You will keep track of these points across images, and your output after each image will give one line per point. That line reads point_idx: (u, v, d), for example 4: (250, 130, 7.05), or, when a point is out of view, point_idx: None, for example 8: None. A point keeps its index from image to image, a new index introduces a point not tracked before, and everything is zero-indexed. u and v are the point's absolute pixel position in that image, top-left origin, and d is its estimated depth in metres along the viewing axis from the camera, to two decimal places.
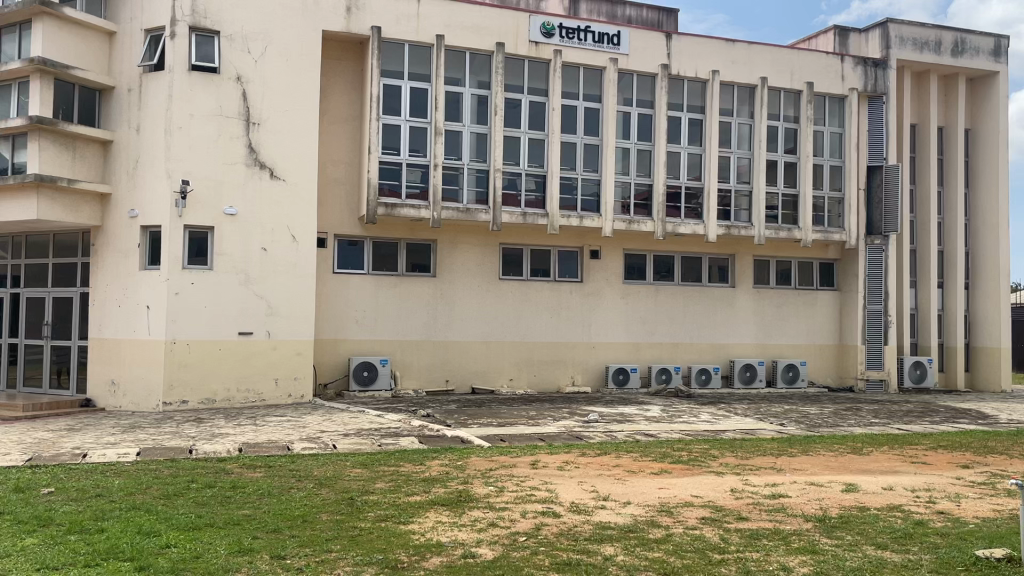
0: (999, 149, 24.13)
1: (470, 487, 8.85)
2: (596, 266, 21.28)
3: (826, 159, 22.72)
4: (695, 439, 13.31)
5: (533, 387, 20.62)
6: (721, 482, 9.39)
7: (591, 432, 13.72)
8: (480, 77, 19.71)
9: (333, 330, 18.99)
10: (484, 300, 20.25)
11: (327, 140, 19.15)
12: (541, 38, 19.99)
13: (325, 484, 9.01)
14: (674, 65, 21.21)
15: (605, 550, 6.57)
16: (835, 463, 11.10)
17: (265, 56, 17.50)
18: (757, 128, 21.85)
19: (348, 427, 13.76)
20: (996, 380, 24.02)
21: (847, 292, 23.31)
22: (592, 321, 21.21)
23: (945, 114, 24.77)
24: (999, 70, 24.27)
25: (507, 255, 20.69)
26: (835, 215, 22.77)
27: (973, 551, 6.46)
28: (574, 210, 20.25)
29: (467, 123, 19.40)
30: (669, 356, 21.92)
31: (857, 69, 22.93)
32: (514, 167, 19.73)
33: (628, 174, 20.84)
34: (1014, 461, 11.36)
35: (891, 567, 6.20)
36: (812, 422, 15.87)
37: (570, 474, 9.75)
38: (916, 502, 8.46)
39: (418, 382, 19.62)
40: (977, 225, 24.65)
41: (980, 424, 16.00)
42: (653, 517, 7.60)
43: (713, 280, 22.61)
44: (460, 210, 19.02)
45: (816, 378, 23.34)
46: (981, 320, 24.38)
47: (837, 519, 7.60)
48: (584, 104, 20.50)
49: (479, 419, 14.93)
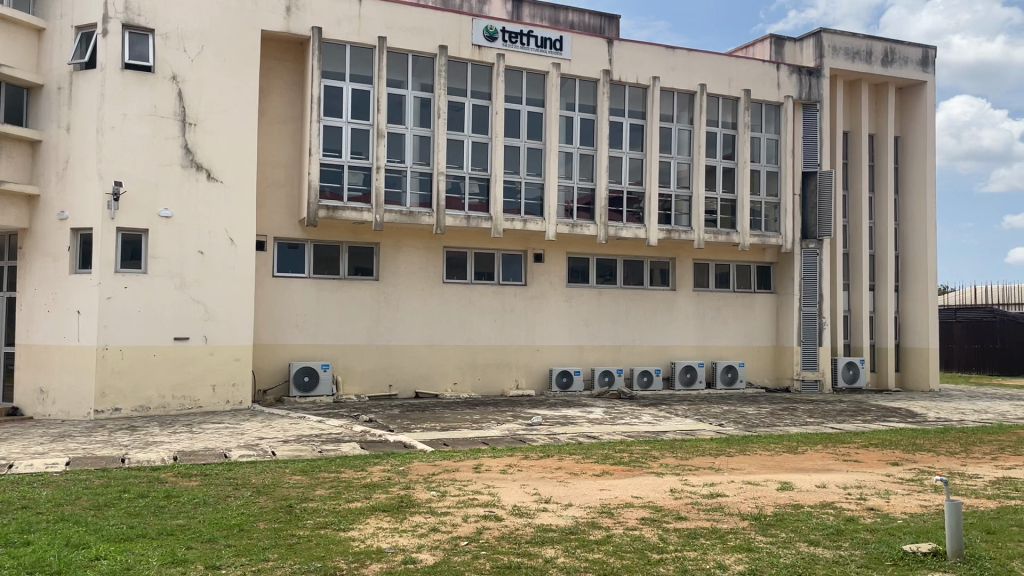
0: (926, 156, 25.00)
1: (412, 492, 8.79)
2: (539, 269, 21.37)
3: (763, 165, 23.25)
4: (636, 440, 13.46)
5: (476, 391, 20.59)
6: (661, 483, 9.53)
7: (534, 435, 13.77)
8: (423, 79, 19.65)
9: (272, 334, 18.68)
10: (428, 304, 20.15)
11: (267, 142, 18.85)
12: (483, 42, 20.03)
13: (263, 492, 8.85)
14: (616, 71, 21.45)
15: (547, 552, 6.59)
16: (771, 462, 11.34)
17: (202, 56, 17.13)
18: (697, 134, 22.25)
19: (288, 433, 13.54)
20: (924, 380, 24.86)
21: (783, 294, 23.89)
22: (536, 324, 21.30)
23: (876, 122, 25.57)
24: (926, 79, 25.15)
25: (451, 258, 20.62)
26: (771, 220, 23.35)
27: (901, 546, 6.67)
28: (517, 213, 20.28)
29: (410, 126, 19.31)
30: (612, 358, 22.14)
31: (792, 77, 23.50)
32: (457, 170, 19.70)
33: (571, 179, 20.98)
34: (940, 459, 11.76)
35: (824, 563, 6.36)
36: (750, 422, 16.19)
37: (512, 477, 9.77)
38: (847, 499, 8.71)
39: (360, 387, 19.43)
40: (906, 229, 25.49)
41: (909, 423, 16.55)
42: (594, 519, 7.66)
43: (655, 283, 22.93)
44: (403, 213, 18.91)
45: (754, 379, 23.84)
46: (911, 321, 25.23)
47: (772, 517, 7.77)
48: (528, 109, 20.60)
49: (422, 424, 14.86)
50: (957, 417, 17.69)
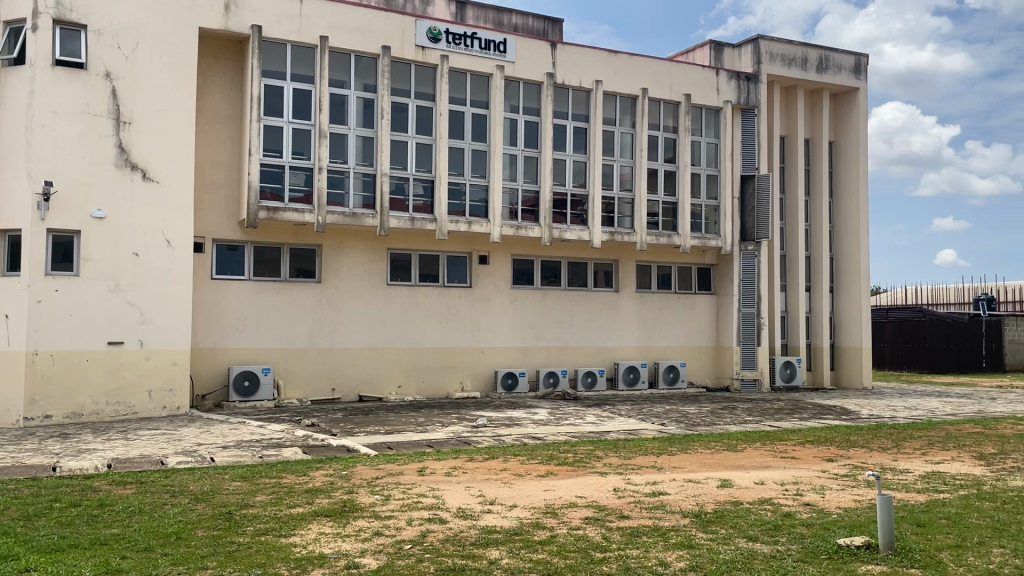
0: (859, 161, 25.78)
1: (355, 496, 8.70)
2: (484, 271, 21.38)
3: (703, 168, 23.66)
4: (580, 441, 13.55)
5: (421, 393, 20.48)
6: (605, 482, 9.61)
7: (479, 437, 13.76)
8: (366, 80, 19.49)
9: (210, 339, 18.29)
10: (371, 306, 19.98)
11: (204, 141, 18.46)
12: (427, 43, 19.97)
13: (201, 498, 8.67)
14: (559, 74, 21.60)
15: (491, 554, 6.60)
16: (711, 460, 11.56)
17: (137, 53, 16.70)
18: (639, 137, 22.55)
19: (228, 439, 13.27)
20: (858, 377, 25.60)
21: (723, 295, 24.36)
22: (481, 327, 21.28)
23: (811, 127, 26.29)
24: (859, 86, 25.94)
25: (395, 260, 20.48)
26: (711, 222, 23.77)
27: (836, 540, 6.85)
28: (462, 215, 20.24)
29: (353, 126, 19.13)
30: (557, 360, 22.27)
31: (731, 83, 23.99)
32: (401, 171, 19.57)
33: (515, 181, 21.01)
34: (873, 454, 12.12)
35: (762, 558, 6.49)
36: (692, 421, 16.44)
37: (456, 480, 9.74)
38: (784, 495, 8.92)
39: (302, 391, 19.15)
40: (840, 231, 26.23)
41: (844, 420, 17.03)
42: (538, 519, 7.69)
43: (599, 285, 23.13)
44: (347, 214, 18.74)
45: (696, 379, 24.23)
46: (844, 321, 25.96)
47: (712, 514, 7.91)
48: (472, 110, 20.60)
49: (365, 427, 14.74)
50: (889, 413, 18.25)
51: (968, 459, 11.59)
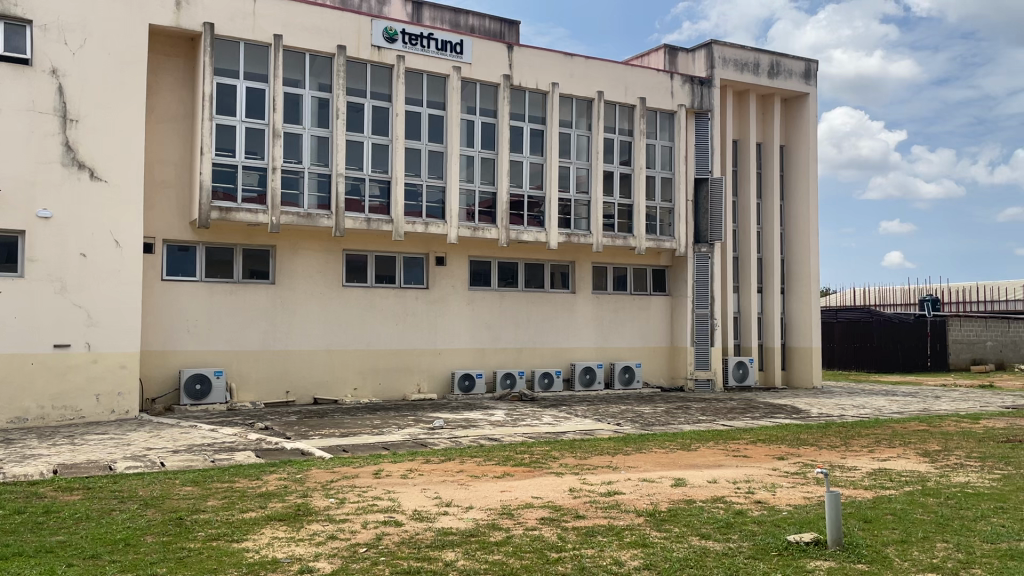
0: (809, 164, 26.31)
1: (309, 500, 8.62)
2: (441, 272, 21.31)
3: (657, 171, 23.94)
4: (537, 441, 13.60)
5: (377, 396, 20.34)
6: (561, 482, 9.66)
7: (436, 439, 13.72)
8: (321, 79, 19.31)
9: (161, 341, 17.95)
10: (327, 308, 19.80)
11: (154, 140, 18.10)
12: (383, 43, 19.86)
13: (150, 504, 8.50)
14: (516, 76, 21.66)
15: (447, 556, 6.59)
16: (664, 459, 11.70)
17: (84, 49, 16.32)
18: (595, 140, 22.72)
19: (178, 443, 13.04)
20: (808, 377, 26.11)
21: (678, 296, 24.66)
22: (437, 328, 21.22)
23: (763, 131, 26.76)
24: (809, 91, 26.45)
25: (350, 261, 20.32)
26: (665, 225, 24.07)
27: (786, 537, 6.98)
28: (418, 216, 20.17)
29: (308, 126, 18.93)
30: (514, 362, 22.32)
31: (685, 87, 24.30)
32: (357, 172, 19.43)
33: (472, 182, 20.99)
34: (822, 452, 12.38)
35: (714, 556, 6.59)
36: (647, 421, 16.61)
37: (413, 482, 9.69)
38: (736, 493, 9.06)
39: (255, 395, 18.89)
40: (790, 233, 26.73)
41: (794, 419, 17.35)
42: (494, 520, 7.70)
43: (556, 286, 23.24)
44: (301, 215, 18.56)
45: (650, 380, 24.49)
46: (795, 322, 26.45)
47: (666, 513, 8.00)
48: (428, 111, 20.54)
49: (320, 430, 14.60)
50: (838, 412, 18.65)
51: (913, 456, 11.92)
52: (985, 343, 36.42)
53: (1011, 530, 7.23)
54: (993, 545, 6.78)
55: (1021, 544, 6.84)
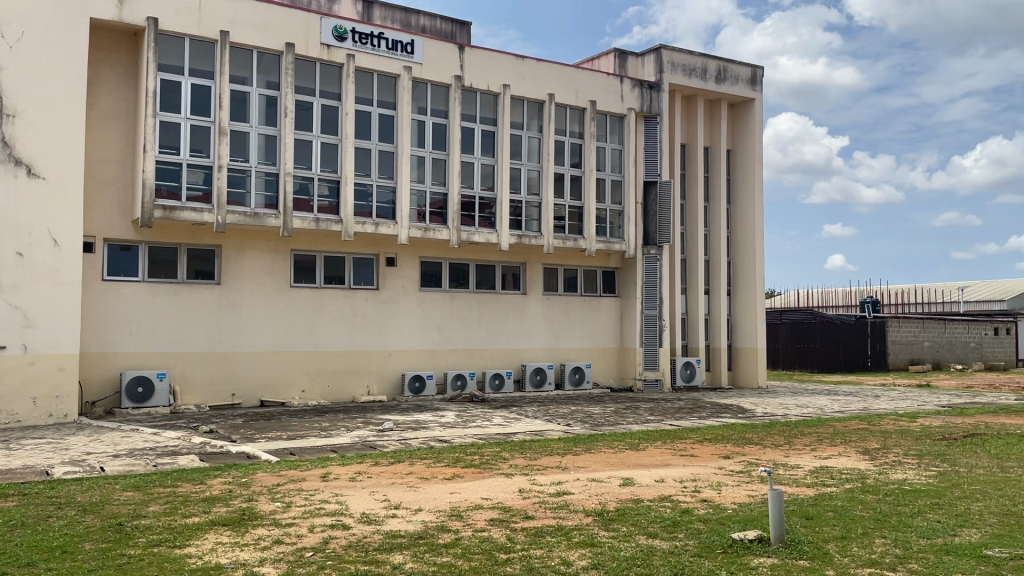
0: (754, 169, 26.81)
1: (255, 504, 8.48)
2: (391, 273, 21.17)
3: (608, 174, 24.17)
4: (487, 443, 13.61)
5: (326, 398, 20.11)
6: (511, 483, 9.68)
7: (385, 441, 13.63)
8: (269, 77, 19.03)
9: (102, 343, 17.49)
10: (274, 309, 19.51)
11: (95, 137, 17.63)
12: (332, 41, 19.66)
13: (89, 510, 8.27)
14: (466, 77, 21.64)
15: (395, 558, 6.55)
16: (613, 459, 11.81)
17: (22, 42, 15.84)
18: (546, 142, 22.82)
19: (119, 447, 12.71)
20: (753, 377, 26.59)
21: (627, 297, 24.91)
22: (387, 330, 21.08)
23: (711, 135, 27.19)
24: (755, 97, 26.94)
25: (299, 262, 20.06)
26: (616, 226, 24.30)
27: (730, 534, 7.10)
28: (368, 216, 20.01)
29: (255, 124, 18.64)
30: (464, 363, 22.28)
31: (634, 91, 24.57)
32: (305, 171, 19.20)
33: (423, 183, 20.91)
34: (766, 451, 12.61)
35: (660, 555, 6.65)
36: (596, 421, 16.74)
37: (361, 485, 9.60)
38: (683, 492, 9.17)
39: (200, 398, 18.50)
40: (737, 236, 27.21)
41: (740, 418, 17.64)
42: (442, 522, 7.69)
43: (506, 287, 23.27)
44: (248, 215, 18.26)
45: (601, 380, 24.69)
46: (741, 323, 26.92)
47: (614, 513, 8.06)
48: (379, 111, 20.40)
49: (266, 433, 14.38)
50: (782, 411, 19.02)
51: (853, 454, 12.22)
52: (923, 343, 37.40)
53: (946, 525, 7.46)
54: (929, 541, 6.99)
55: (955, 538, 7.07)
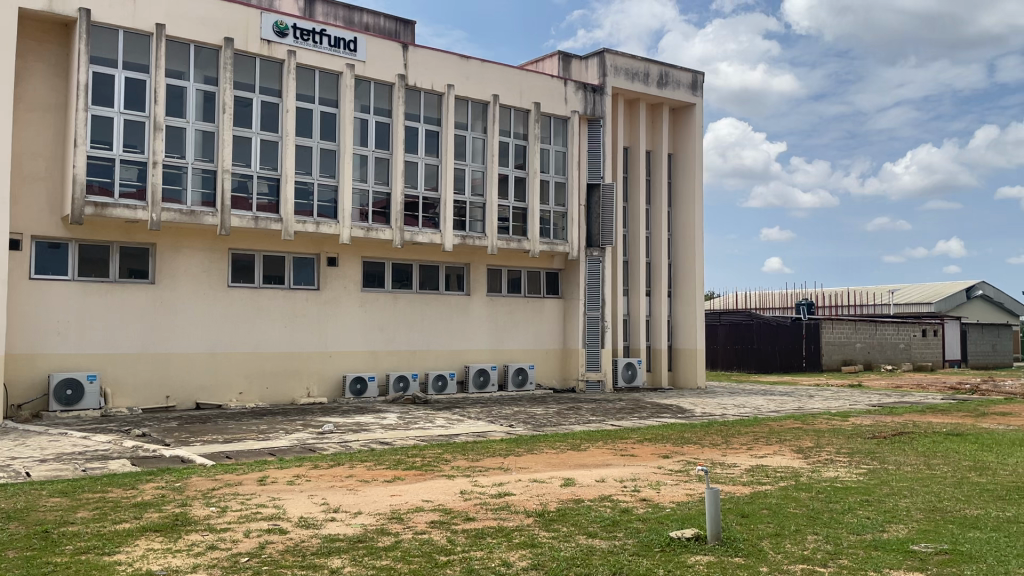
0: (695, 173, 27.25)
1: (188, 509, 8.28)
2: (333, 273, 20.91)
3: (551, 176, 24.32)
4: (429, 444, 13.53)
5: (264, 400, 19.76)
6: (452, 485, 9.64)
7: (325, 444, 13.45)
8: (207, 72, 18.61)
9: (29, 343, 16.88)
10: (211, 309, 19.08)
11: (22, 130, 17.00)
12: (273, 36, 19.34)
13: (13, 517, 7.95)
14: (410, 76, 21.51)
15: (333, 562, 6.46)
16: (555, 459, 11.88)
17: None
18: (490, 143, 22.83)
19: (46, 452, 12.27)
20: (693, 378, 27.02)
21: (570, 299, 25.07)
22: (328, 330, 20.80)
23: (652, 139, 27.56)
24: (695, 102, 27.40)
25: (237, 261, 19.66)
26: (559, 228, 24.45)
27: (669, 533, 7.19)
28: (309, 215, 19.73)
29: (192, 120, 18.21)
30: (407, 365, 22.13)
31: (578, 94, 24.78)
32: (244, 169, 18.84)
33: (366, 182, 20.72)
34: (704, 451, 12.83)
35: (600, 554, 6.71)
36: (538, 422, 16.82)
37: (299, 488, 9.45)
38: (623, 491, 9.27)
39: (132, 400, 17.99)
40: (677, 239, 27.62)
41: (679, 418, 17.90)
42: (383, 525, 7.61)
43: (450, 288, 23.20)
44: (184, 212, 17.81)
45: (544, 380, 24.81)
46: (681, 324, 27.33)
47: (554, 513, 8.10)
48: (320, 109, 20.13)
49: (202, 436, 14.06)
50: (721, 411, 19.38)
51: (788, 452, 12.52)
52: (855, 345, 38.36)
53: (875, 521, 7.68)
54: (859, 537, 7.19)
55: (884, 534, 7.29)
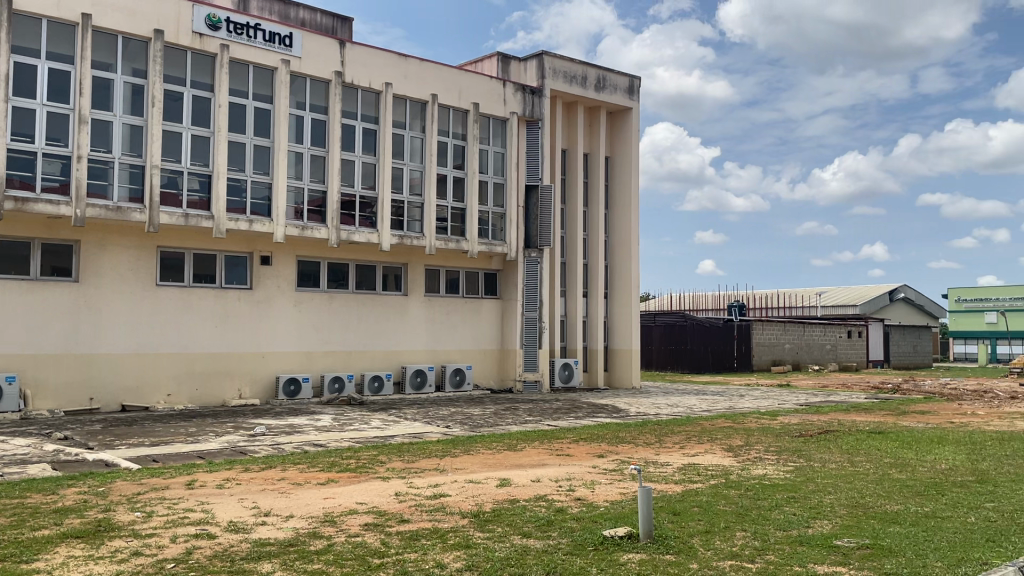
0: (631, 176, 27.62)
1: (112, 514, 8.01)
2: (266, 272, 20.53)
3: (490, 176, 24.34)
4: (364, 446, 13.39)
5: (193, 402, 19.27)
6: (387, 487, 9.56)
7: (256, 446, 13.19)
8: (135, 64, 18.06)
9: None
10: (139, 308, 18.53)
11: None
12: (205, 30, 18.89)
13: None
14: (347, 73, 21.27)
15: (263, 567, 6.34)
16: (491, 460, 11.89)
17: None
18: (428, 142, 22.73)
19: None
20: (628, 378, 27.40)
21: (508, 299, 25.13)
22: (261, 330, 20.41)
23: (590, 142, 27.83)
24: (632, 106, 27.78)
25: (166, 259, 19.12)
26: (498, 229, 24.48)
27: (602, 532, 7.27)
28: (242, 213, 19.33)
29: (119, 113, 17.65)
30: (342, 365, 21.87)
31: (517, 95, 24.86)
32: (174, 164, 18.34)
33: (301, 180, 20.40)
34: (638, 450, 12.99)
35: (534, 554, 6.74)
36: (475, 423, 16.83)
37: (229, 492, 9.24)
38: (558, 491, 9.34)
39: (54, 402, 17.32)
40: (614, 241, 27.95)
41: (614, 418, 18.11)
42: (315, 528, 7.50)
43: (387, 288, 23.00)
44: (110, 208, 17.25)
45: (481, 380, 24.80)
46: (617, 325, 27.68)
47: (490, 513, 8.11)
48: (254, 104, 19.73)
49: (128, 439, 13.64)
50: (654, 410, 19.70)
51: (719, 451, 12.79)
52: (784, 346, 39.37)
53: (801, 517, 7.90)
54: (785, 532, 7.39)
55: (808, 529, 7.50)
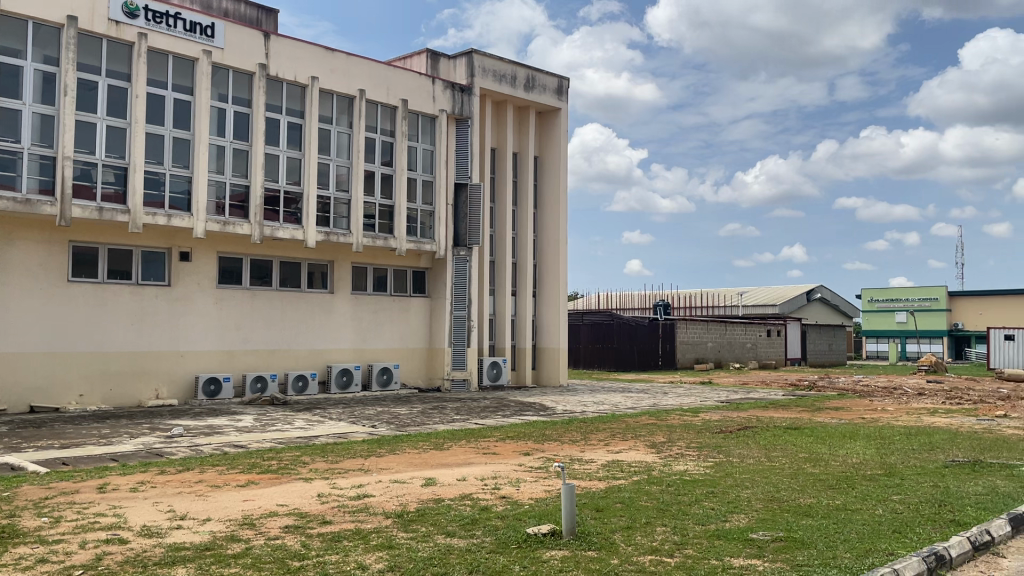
0: (560, 176, 27.87)
1: (17, 521, 7.65)
2: (185, 269, 19.92)
3: (418, 174, 24.19)
4: (286, 446, 13.14)
5: (107, 403, 18.56)
6: (309, 488, 9.39)
7: (174, 448, 12.80)
8: (47, 51, 17.30)
9: None
10: (49, 305, 17.76)
11: None
12: (123, 17, 18.24)
13: None
14: (272, 66, 20.83)
15: (176, 572, 6.15)
16: (417, 459, 11.80)
17: None
18: (356, 138, 22.45)
19: None
20: (555, 376, 27.62)
21: (436, 298, 25.01)
22: (180, 329, 19.81)
23: (519, 141, 27.95)
24: (561, 107, 28.04)
25: (79, 254, 18.36)
26: (426, 227, 24.33)
27: (525, 529, 7.29)
28: (160, 207, 18.70)
29: (28, 102, 16.88)
30: (264, 364, 21.38)
31: (446, 93, 24.76)
32: (88, 156, 17.64)
33: (222, 174, 19.89)
34: (563, 447, 13.11)
35: (458, 553, 6.71)
36: (402, 422, 16.71)
37: (143, 496, 8.93)
38: (483, 489, 9.34)
39: None
40: (543, 240, 28.13)
41: (540, 415, 18.22)
42: (233, 532, 7.32)
43: (312, 286, 22.61)
44: (19, 201, 16.50)
45: (408, 380, 24.62)
46: (545, 324, 27.89)
47: (413, 513, 8.05)
48: (174, 95, 19.14)
49: (36, 441, 13.06)
50: (580, 408, 19.89)
51: (642, 447, 13.00)
52: (707, 344, 40.23)
53: (719, 512, 8.10)
54: (703, 527, 7.56)
55: (726, 523, 7.70)
